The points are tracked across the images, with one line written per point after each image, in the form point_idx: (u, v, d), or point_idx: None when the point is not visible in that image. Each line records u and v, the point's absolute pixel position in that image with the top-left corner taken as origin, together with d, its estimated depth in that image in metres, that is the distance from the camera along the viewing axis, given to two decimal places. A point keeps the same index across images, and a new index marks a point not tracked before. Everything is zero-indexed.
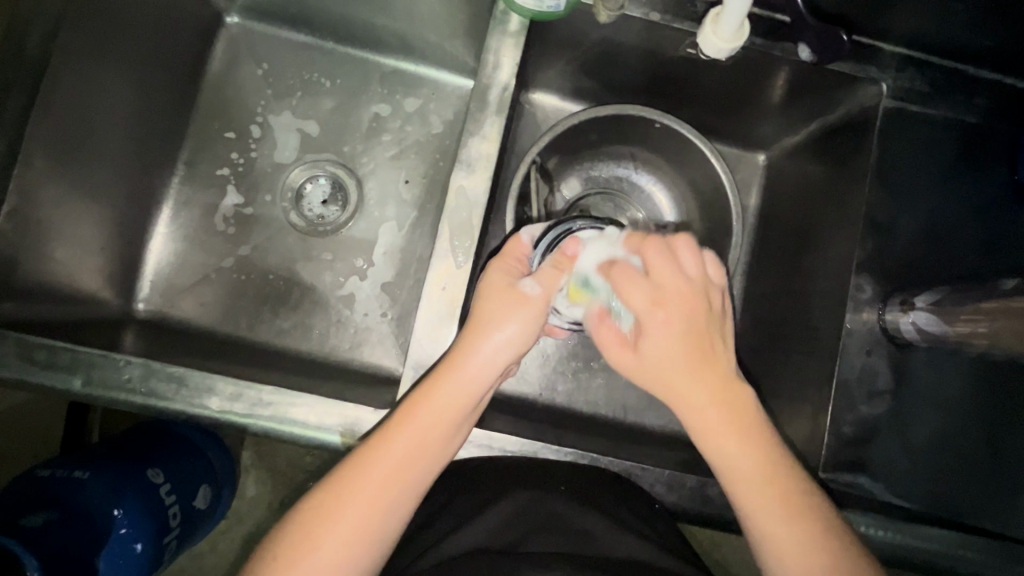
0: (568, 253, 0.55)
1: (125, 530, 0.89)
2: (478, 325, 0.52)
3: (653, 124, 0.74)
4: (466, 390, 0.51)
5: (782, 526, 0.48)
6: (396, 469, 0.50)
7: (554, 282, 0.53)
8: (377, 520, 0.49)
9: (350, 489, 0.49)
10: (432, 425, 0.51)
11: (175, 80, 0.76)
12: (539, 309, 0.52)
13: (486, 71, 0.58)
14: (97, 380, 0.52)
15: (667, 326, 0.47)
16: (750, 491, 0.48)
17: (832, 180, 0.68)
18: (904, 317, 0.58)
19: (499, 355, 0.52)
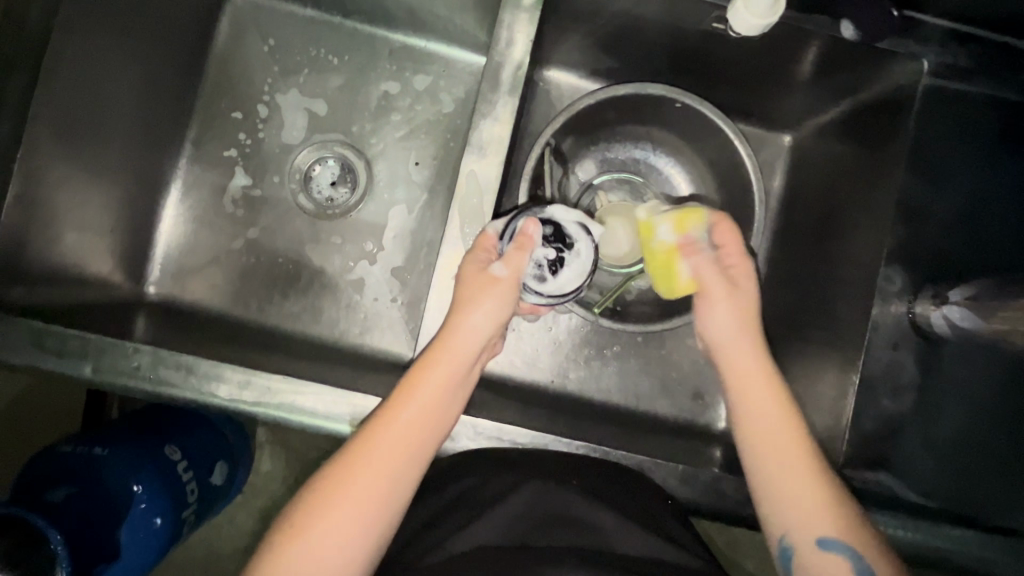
0: (527, 233, 0.55)
1: (145, 504, 0.91)
2: (460, 308, 0.54)
3: (674, 103, 0.71)
4: (457, 367, 0.53)
5: (802, 481, 0.51)
6: (397, 444, 0.50)
7: (520, 261, 0.54)
8: (384, 495, 0.49)
9: (356, 466, 0.49)
10: (428, 402, 0.52)
11: (180, 57, 0.74)
12: (511, 287, 0.54)
13: (500, 48, 0.55)
14: (107, 367, 0.52)
15: (736, 302, 0.59)
16: (776, 457, 0.52)
17: (863, 164, 0.64)
18: (937, 311, 0.55)
19: (483, 333, 0.54)
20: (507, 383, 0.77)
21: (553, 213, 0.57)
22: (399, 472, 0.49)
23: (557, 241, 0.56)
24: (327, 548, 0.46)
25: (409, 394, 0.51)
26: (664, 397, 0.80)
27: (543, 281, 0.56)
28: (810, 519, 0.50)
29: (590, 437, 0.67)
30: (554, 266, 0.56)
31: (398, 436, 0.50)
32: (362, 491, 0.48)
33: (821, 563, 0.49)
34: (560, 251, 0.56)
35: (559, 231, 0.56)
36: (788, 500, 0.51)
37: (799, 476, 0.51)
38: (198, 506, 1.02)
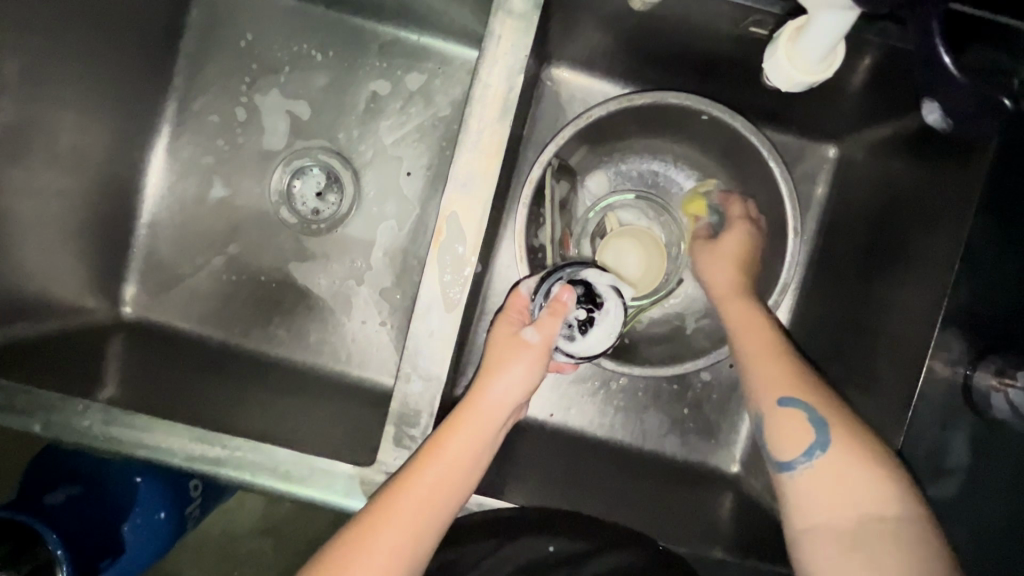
0: (561, 298, 0.51)
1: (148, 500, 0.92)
2: (488, 371, 0.51)
3: (699, 115, 0.61)
4: (480, 435, 0.49)
5: (763, 353, 0.54)
6: (413, 515, 0.46)
7: (553, 328, 0.50)
8: (395, 564, 0.46)
9: (371, 534, 0.45)
10: (449, 472, 0.48)
11: (147, 57, 0.67)
12: (541, 353, 0.51)
13: (489, 65, 0.47)
14: (56, 425, 0.48)
15: (722, 250, 0.62)
16: (773, 376, 0.52)
17: (922, 198, 0.54)
18: (999, 391, 0.46)
19: (511, 398, 0.50)
20: None
21: (588, 274, 0.54)
22: (414, 541, 0.46)
23: (589, 302, 0.52)
24: None
25: (430, 462, 0.47)
26: (674, 436, 0.72)
27: (572, 341, 0.52)
28: (770, 378, 0.52)
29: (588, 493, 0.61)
30: (584, 326, 0.52)
31: (415, 505, 0.46)
32: (374, 562, 0.45)
33: (782, 423, 0.50)
34: (591, 311, 0.52)
35: (591, 290, 0.53)
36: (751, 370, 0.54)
37: (759, 349, 0.54)
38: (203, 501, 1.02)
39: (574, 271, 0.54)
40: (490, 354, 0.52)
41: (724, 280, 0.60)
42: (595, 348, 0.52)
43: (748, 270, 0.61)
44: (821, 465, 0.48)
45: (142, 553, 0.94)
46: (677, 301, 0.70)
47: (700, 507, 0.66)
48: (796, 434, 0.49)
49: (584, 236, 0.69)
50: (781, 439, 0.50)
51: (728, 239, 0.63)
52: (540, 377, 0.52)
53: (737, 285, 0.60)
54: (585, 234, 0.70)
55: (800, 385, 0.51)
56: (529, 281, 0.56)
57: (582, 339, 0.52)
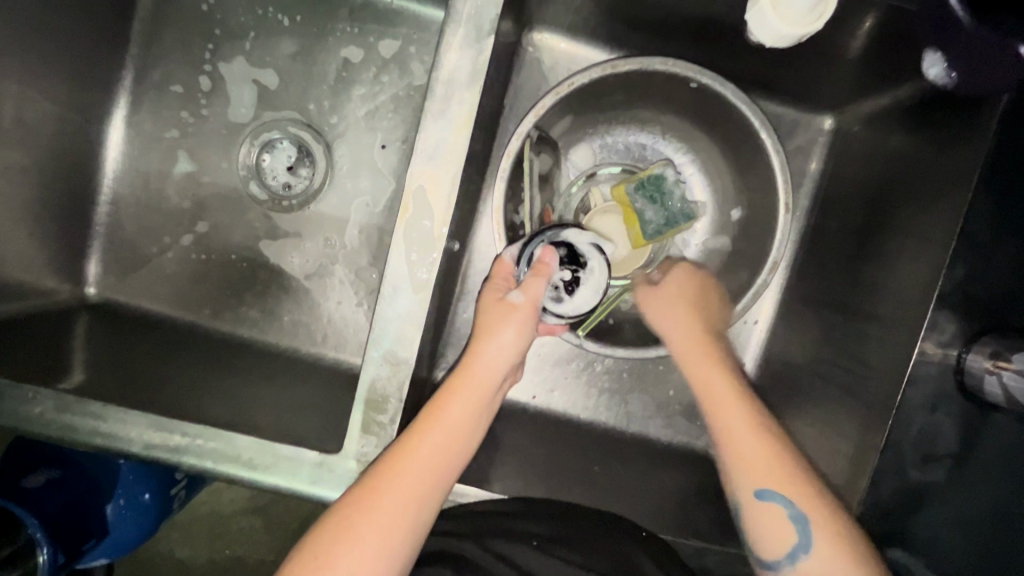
0: (544, 260, 0.50)
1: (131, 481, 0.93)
2: (481, 334, 0.50)
3: (687, 83, 0.58)
4: (476, 400, 0.49)
5: (748, 440, 0.50)
6: (416, 480, 0.45)
7: (538, 288, 0.49)
8: (399, 531, 0.45)
9: (373, 502, 0.44)
10: (448, 436, 0.47)
11: (99, 21, 0.63)
12: (530, 312, 0.50)
13: (454, 27, 0.43)
14: (5, 413, 0.46)
15: (677, 317, 0.58)
16: (754, 466, 0.49)
17: (922, 171, 0.51)
18: (992, 375, 0.44)
19: (506, 359, 0.50)
20: None
21: (567, 235, 0.52)
22: (417, 507, 0.45)
23: (573, 262, 0.51)
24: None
25: (430, 426, 0.47)
26: (658, 417, 0.71)
27: (560, 302, 0.51)
28: (749, 471, 0.49)
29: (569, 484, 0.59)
30: (570, 287, 0.51)
31: (419, 469, 0.45)
32: (378, 529, 0.44)
33: (766, 523, 0.48)
34: (577, 272, 0.51)
35: (572, 251, 0.51)
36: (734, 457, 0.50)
37: (743, 437, 0.50)
38: (187, 483, 1.00)
39: (556, 233, 0.52)
40: (480, 319, 0.51)
41: (684, 347, 0.56)
42: (583, 306, 0.51)
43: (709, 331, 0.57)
44: (806, 569, 0.47)
45: (127, 533, 0.94)
46: None
47: (684, 490, 0.65)
48: (782, 531, 0.48)
49: (566, 212, 0.67)
50: (766, 539, 0.48)
51: (675, 303, 0.59)
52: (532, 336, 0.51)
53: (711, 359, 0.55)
54: (567, 210, 0.67)
55: (788, 484, 0.48)
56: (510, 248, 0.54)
57: (570, 299, 0.51)
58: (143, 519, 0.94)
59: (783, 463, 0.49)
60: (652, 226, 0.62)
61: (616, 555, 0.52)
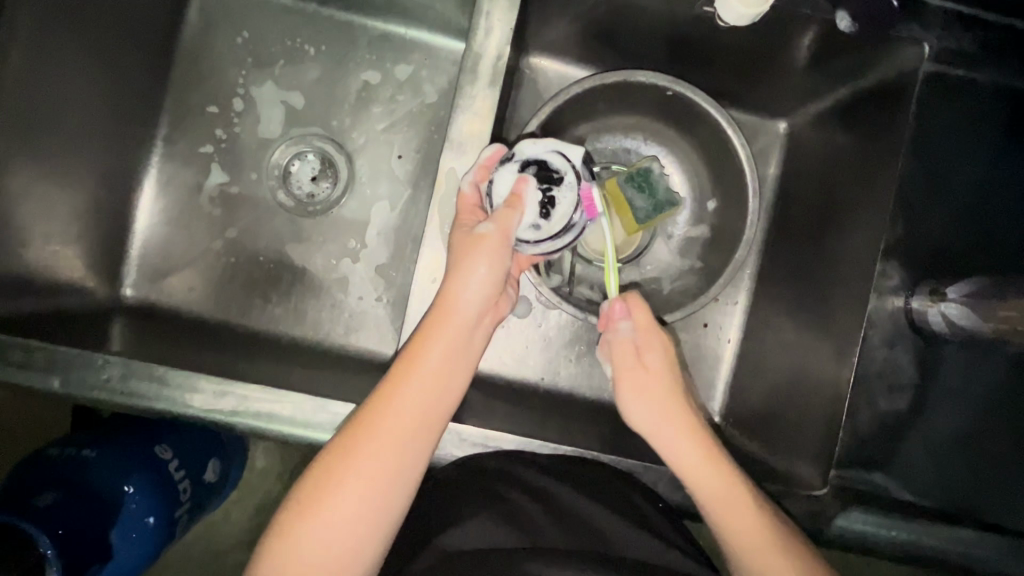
0: (517, 192, 0.51)
1: (135, 505, 0.83)
2: (454, 272, 0.52)
3: (664, 91, 0.69)
4: (455, 345, 0.52)
5: (739, 517, 0.52)
6: (405, 413, 0.50)
7: (500, 217, 0.51)
8: (394, 460, 0.49)
9: (367, 435, 0.48)
10: (435, 372, 0.51)
11: (147, 50, 0.71)
12: (501, 241, 0.51)
13: (477, 40, 0.54)
14: (75, 380, 0.52)
15: (657, 379, 0.57)
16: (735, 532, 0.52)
17: (863, 154, 0.61)
18: (933, 308, 0.53)
19: (481, 294, 0.53)
20: (495, 382, 0.74)
21: (526, 151, 0.52)
22: (412, 439, 0.49)
23: (543, 183, 0.51)
24: (342, 508, 0.47)
25: (415, 364, 0.51)
26: None
27: (540, 228, 0.52)
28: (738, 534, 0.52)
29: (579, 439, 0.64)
30: (547, 209, 0.51)
31: (407, 403, 0.50)
32: (373, 458, 0.48)
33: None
34: (550, 190, 0.51)
35: (541, 166, 0.52)
36: (732, 538, 0.52)
37: (734, 511, 0.52)
38: (191, 505, 0.92)
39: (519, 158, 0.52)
40: (453, 256, 0.53)
41: (670, 423, 0.55)
42: (559, 227, 0.52)
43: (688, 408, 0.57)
44: None
45: (127, 565, 0.83)
46: (652, 267, 0.76)
47: None
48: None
49: None
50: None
51: (655, 368, 0.57)
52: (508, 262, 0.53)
53: (702, 449, 0.54)
54: None
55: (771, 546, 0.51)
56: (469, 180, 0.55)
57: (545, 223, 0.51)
58: (148, 547, 0.84)
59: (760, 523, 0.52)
60: (643, 212, 0.68)
61: (636, 513, 0.56)
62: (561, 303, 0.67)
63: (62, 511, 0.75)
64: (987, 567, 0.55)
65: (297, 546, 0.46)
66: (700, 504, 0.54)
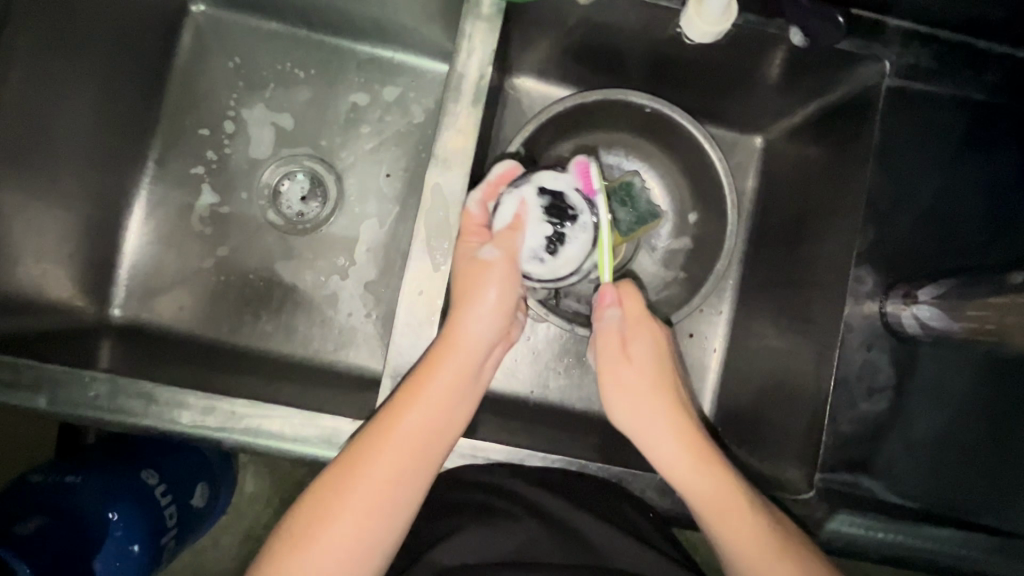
0: (518, 215, 0.55)
1: (120, 533, 0.80)
2: (462, 300, 0.54)
3: (643, 109, 0.71)
4: (461, 372, 0.53)
5: (713, 476, 0.53)
6: (408, 445, 0.50)
7: (512, 241, 0.54)
8: (402, 486, 0.50)
9: (367, 466, 0.49)
10: (442, 398, 0.52)
11: (141, 76, 0.72)
12: (507, 266, 0.54)
13: (460, 60, 0.56)
14: (62, 397, 0.52)
15: (640, 361, 0.57)
16: (715, 505, 0.53)
17: (833, 165, 0.64)
18: (906, 311, 0.55)
19: (486, 321, 0.54)
20: (485, 395, 0.75)
21: (542, 180, 0.56)
22: (412, 471, 0.50)
23: (556, 218, 0.55)
24: (347, 532, 0.47)
25: (418, 395, 0.51)
26: None
27: (544, 261, 0.55)
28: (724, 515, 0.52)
29: (568, 448, 0.64)
30: (554, 245, 0.55)
31: (409, 435, 0.50)
32: (371, 488, 0.48)
33: (735, 536, 0.52)
34: (559, 227, 0.55)
35: (557, 199, 0.55)
36: (703, 498, 0.53)
37: (702, 473, 0.54)
38: (178, 532, 0.90)
39: (530, 190, 0.55)
40: (461, 281, 0.55)
41: (653, 406, 0.56)
42: (562, 269, 0.56)
43: (676, 392, 0.57)
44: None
45: None
46: (638, 279, 0.78)
47: None
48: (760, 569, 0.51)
49: None
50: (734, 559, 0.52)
51: (638, 356, 0.58)
52: (518, 290, 0.56)
53: (675, 418, 0.55)
54: None
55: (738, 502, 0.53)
56: (473, 199, 0.57)
57: (548, 266, 0.55)
58: None
59: (728, 479, 0.54)
60: (625, 224, 0.69)
61: (628, 522, 0.57)
62: (548, 316, 0.68)
63: (46, 539, 0.71)
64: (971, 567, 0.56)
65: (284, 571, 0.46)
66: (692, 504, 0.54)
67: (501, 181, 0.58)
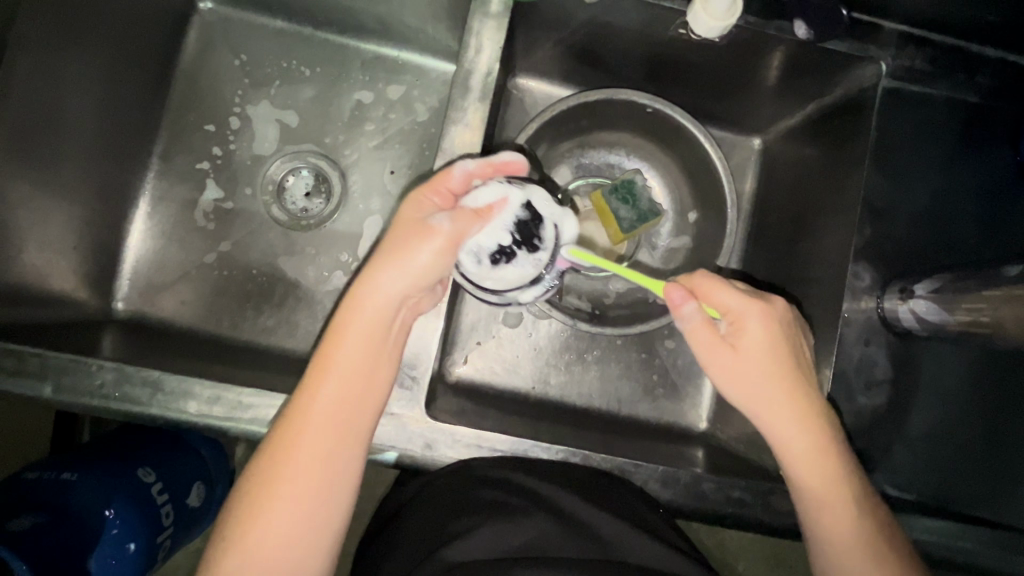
0: (492, 209, 0.53)
1: (117, 530, 0.80)
2: (374, 267, 0.50)
3: (645, 109, 0.72)
4: (377, 342, 0.51)
5: (817, 464, 0.52)
6: (322, 422, 0.49)
7: (468, 225, 0.51)
8: (325, 466, 0.49)
9: (290, 451, 0.48)
10: (352, 372, 0.50)
11: (148, 71, 0.73)
12: (447, 244, 0.50)
13: (468, 56, 0.57)
14: (69, 385, 0.53)
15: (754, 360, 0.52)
16: (816, 475, 0.52)
17: (831, 164, 0.65)
18: (903, 305, 0.57)
19: (403, 287, 0.50)
20: (487, 391, 0.75)
21: (532, 196, 0.55)
22: (335, 447, 0.49)
23: (521, 238, 0.55)
24: (282, 518, 0.47)
25: (328, 368, 0.50)
26: (644, 400, 0.77)
27: (479, 265, 0.54)
28: (826, 483, 0.52)
29: (570, 443, 0.65)
30: (499, 257, 0.54)
31: (323, 412, 0.49)
32: (297, 474, 0.48)
33: (832, 514, 0.53)
34: (517, 246, 0.54)
35: (533, 222, 0.55)
36: (806, 481, 0.53)
37: (822, 468, 0.52)
38: (174, 531, 0.89)
39: (519, 197, 0.55)
40: (387, 244, 0.51)
41: (777, 409, 0.52)
42: (485, 281, 0.55)
43: (806, 387, 0.53)
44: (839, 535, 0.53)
45: None
46: None
47: (676, 454, 0.71)
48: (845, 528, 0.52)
49: None
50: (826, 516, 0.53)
51: (750, 349, 0.52)
52: (449, 267, 0.52)
53: (800, 416, 0.52)
54: None
55: (845, 494, 0.53)
56: (463, 164, 0.54)
57: (477, 271, 0.54)
58: None
59: (838, 468, 0.52)
60: (627, 222, 0.72)
61: (634, 516, 0.57)
62: (551, 311, 0.69)
63: (42, 535, 0.71)
64: (966, 558, 0.57)
65: (230, 568, 0.46)
66: (796, 480, 0.53)
67: (502, 169, 0.56)
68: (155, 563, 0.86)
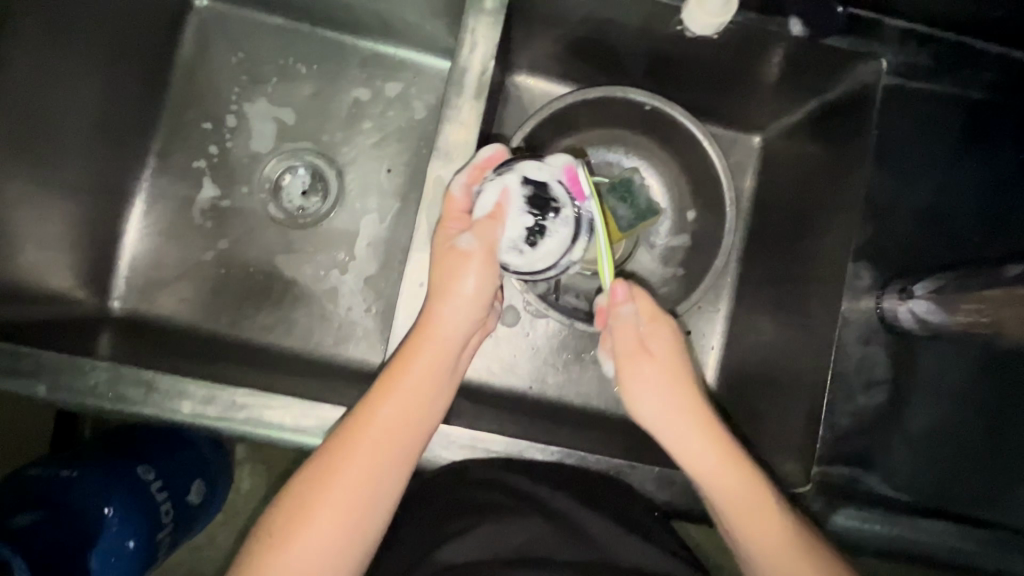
0: (499, 204, 0.52)
1: (117, 528, 0.79)
2: (439, 292, 0.54)
3: (643, 106, 0.72)
4: (441, 360, 0.54)
5: (726, 473, 0.53)
6: (386, 437, 0.50)
7: (491, 229, 0.52)
8: (380, 479, 0.49)
9: (344, 460, 0.49)
10: (418, 388, 0.52)
11: (144, 68, 0.73)
12: (485, 258, 0.53)
13: (463, 54, 0.56)
14: (64, 384, 0.52)
15: (664, 367, 0.57)
16: (726, 485, 0.53)
17: (831, 162, 0.64)
18: (903, 304, 0.56)
19: (464, 315, 0.54)
20: (484, 389, 0.75)
21: (527, 170, 0.53)
22: (395, 464, 0.50)
23: (539, 209, 0.52)
24: (325, 530, 0.47)
25: (395, 385, 0.52)
26: None
27: (522, 254, 0.52)
28: (734, 496, 0.52)
29: (567, 442, 0.65)
30: (534, 237, 0.52)
31: (388, 428, 0.50)
32: (355, 487, 0.48)
33: (752, 529, 0.52)
34: (541, 219, 0.52)
35: (541, 189, 0.52)
36: (722, 496, 0.53)
37: (727, 473, 0.53)
38: (174, 529, 0.89)
39: (514, 178, 0.52)
40: (438, 270, 0.55)
41: (678, 417, 0.55)
42: (536, 263, 0.53)
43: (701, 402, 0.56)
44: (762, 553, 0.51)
45: None
46: (637, 276, 0.78)
47: None
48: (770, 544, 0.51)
49: None
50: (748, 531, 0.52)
51: (660, 355, 0.57)
52: (495, 283, 0.55)
53: (708, 426, 0.55)
54: None
55: (762, 504, 0.52)
56: (456, 181, 0.55)
57: (523, 260, 0.52)
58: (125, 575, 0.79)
59: (748, 480, 0.53)
60: (625, 220, 0.70)
61: (629, 518, 0.56)
62: (548, 310, 0.68)
63: (39, 534, 0.71)
64: (965, 560, 0.57)
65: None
66: (715, 499, 0.53)
67: (488, 166, 0.55)
68: (155, 561, 0.86)
